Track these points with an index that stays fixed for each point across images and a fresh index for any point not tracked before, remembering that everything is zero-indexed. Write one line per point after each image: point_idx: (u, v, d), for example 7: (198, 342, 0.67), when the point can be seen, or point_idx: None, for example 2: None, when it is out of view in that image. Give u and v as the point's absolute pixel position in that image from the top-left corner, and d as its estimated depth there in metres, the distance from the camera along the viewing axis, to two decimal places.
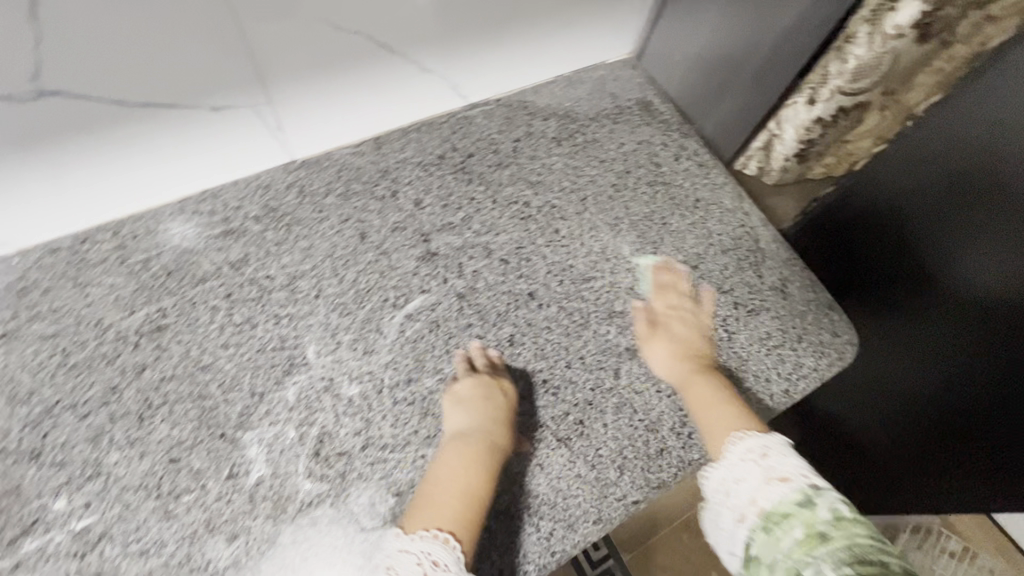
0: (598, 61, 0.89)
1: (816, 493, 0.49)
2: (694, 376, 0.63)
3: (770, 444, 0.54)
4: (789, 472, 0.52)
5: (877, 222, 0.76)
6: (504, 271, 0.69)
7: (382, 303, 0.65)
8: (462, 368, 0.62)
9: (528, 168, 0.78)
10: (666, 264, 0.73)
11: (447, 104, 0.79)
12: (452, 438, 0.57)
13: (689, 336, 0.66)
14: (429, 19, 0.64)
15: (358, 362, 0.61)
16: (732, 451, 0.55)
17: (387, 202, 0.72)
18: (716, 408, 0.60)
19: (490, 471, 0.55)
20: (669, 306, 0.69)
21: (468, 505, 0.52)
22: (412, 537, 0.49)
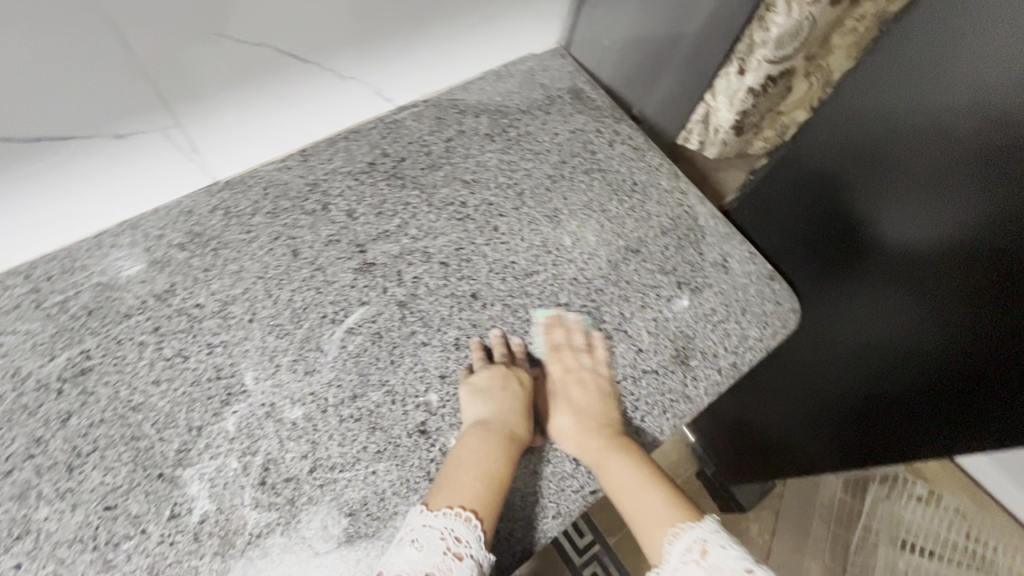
0: (526, 52, 0.88)
1: None
2: (605, 454, 0.60)
3: (706, 538, 0.54)
4: (736, 571, 0.51)
5: (805, 192, 0.77)
6: (445, 275, 0.68)
7: (321, 320, 0.63)
8: (480, 358, 0.63)
9: (463, 167, 0.77)
10: (561, 319, 0.68)
11: (373, 109, 0.77)
12: (474, 425, 0.59)
13: (592, 406, 0.63)
14: (338, 27, 0.62)
15: (299, 384, 0.60)
16: (674, 554, 0.54)
17: (318, 215, 0.70)
18: (644, 494, 0.59)
19: (511, 458, 0.58)
20: (564, 370, 0.66)
21: (490, 488, 0.55)
22: (437, 513, 0.53)
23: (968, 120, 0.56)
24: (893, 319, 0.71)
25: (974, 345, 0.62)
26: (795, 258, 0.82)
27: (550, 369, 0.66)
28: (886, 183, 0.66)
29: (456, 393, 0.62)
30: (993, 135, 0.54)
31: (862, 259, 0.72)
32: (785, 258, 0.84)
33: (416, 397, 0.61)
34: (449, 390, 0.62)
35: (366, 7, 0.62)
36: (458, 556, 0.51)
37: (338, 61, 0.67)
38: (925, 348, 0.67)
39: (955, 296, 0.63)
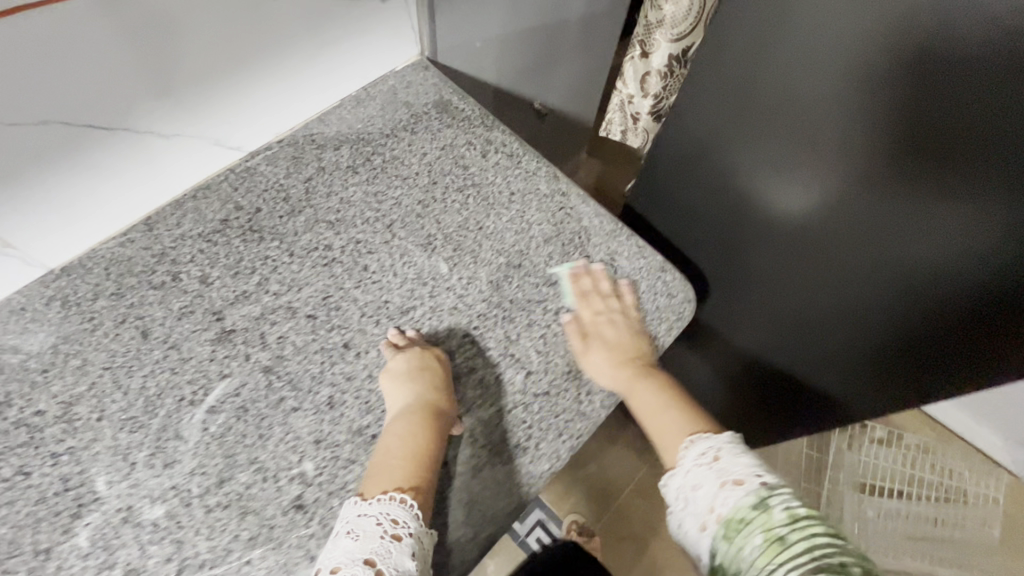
0: (384, 71, 0.83)
1: (769, 491, 0.55)
2: (637, 382, 0.66)
3: (721, 446, 0.61)
4: (743, 474, 0.57)
5: (688, 177, 0.73)
6: (312, 329, 0.64)
7: (178, 403, 0.59)
8: (391, 351, 0.62)
9: (325, 207, 0.72)
10: (583, 268, 0.71)
11: (220, 160, 0.72)
12: (398, 411, 0.59)
13: (622, 341, 0.67)
14: (131, 80, 0.57)
15: (158, 480, 0.55)
16: (686, 459, 0.61)
17: (167, 287, 0.65)
18: (669, 411, 0.66)
19: (437, 435, 0.58)
20: (598, 312, 0.68)
21: (418, 467, 0.55)
22: (370, 501, 0.52)
23: (841, 42, 0.49)
24: (808, 287, 0.69)
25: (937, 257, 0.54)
26: (697, 231, 0.79)
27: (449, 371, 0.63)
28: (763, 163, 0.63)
29: (333, 456, 0.58)
30: (852, 104, 0.52)
31: (760, 236, 0.70)
32: (699, 228, 0.77)
33: (290, 469, 0.57)
34: (326, 455, 0.58)
35: (162, 56, 0.57)
36: (396, 536, 0.50)
37: (151, 118, 0.61)
38: (858, 291, 0.64)
39: (859, 259, 0.61)
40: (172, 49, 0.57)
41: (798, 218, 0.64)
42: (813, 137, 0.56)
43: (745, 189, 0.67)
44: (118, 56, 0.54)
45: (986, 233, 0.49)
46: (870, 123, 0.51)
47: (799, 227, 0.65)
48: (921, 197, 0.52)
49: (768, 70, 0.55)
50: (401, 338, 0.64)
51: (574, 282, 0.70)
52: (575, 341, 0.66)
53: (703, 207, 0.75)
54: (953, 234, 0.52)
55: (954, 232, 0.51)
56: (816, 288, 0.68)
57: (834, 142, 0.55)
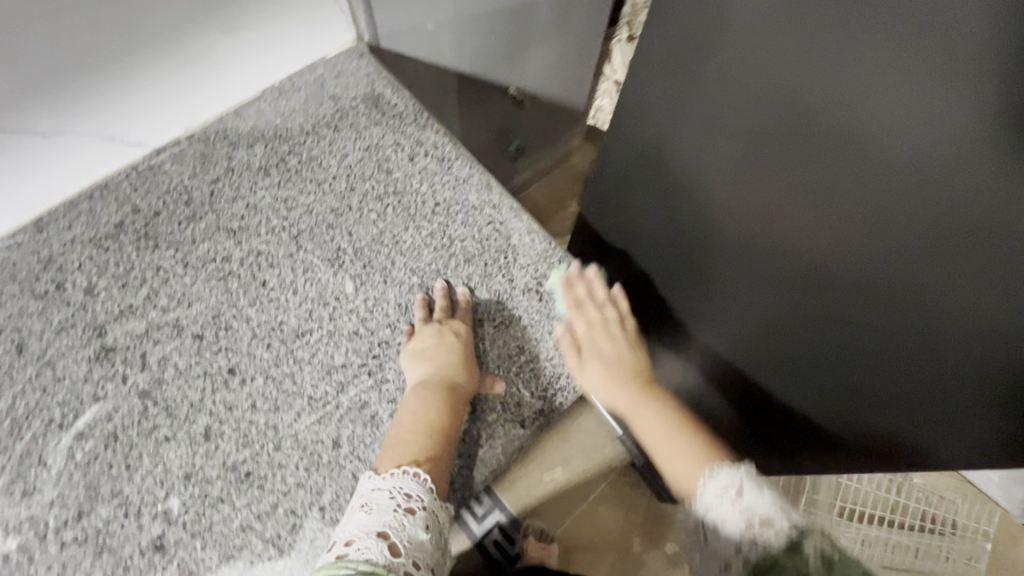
0: (314, 58, 0.76)
1: (801, 536, 0.43)
2: (639, 403, 0.60)
3: (745, 479, 0.48)
4: (769, 512, 0.45)
5: (627, 198, 0.63)
6: (197, 350, 0.59)
7: (46, 426, 0.55)
8: (422, 316, 0.62)
9: (228, 213, 0.66)
10: (576, 272, 0.65)
11: (120, 157, 0.67)
12: (415, 386, 0.58)
13: (614, 354, 0.63)
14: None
15: (15, 509, 0.52)
16: (705, 492, 0.49)
17: (50, 297, 0.61)
18: (677, 439, 0.56)
19: (451, 410, 0.57)
20: (590, 324, 0.63)
21: (428, 441, 0.55)
22: (383, 476, 0.52)
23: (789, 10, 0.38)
24: (742, 337, 0.56)
25: (930, 301, 0.38)
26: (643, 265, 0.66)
27: (472, 343, 0.63)
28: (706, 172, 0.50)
29: (201, 494, 0.54)
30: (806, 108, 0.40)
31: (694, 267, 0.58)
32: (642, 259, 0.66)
33: (154, 505, 0.53)
34: (193, 492, 0.54)
35: (31, 53, 0.51)
36: (410, 510, 0.50)
37: (30, 117, 0.56)
38: (827, 353, 0.47)
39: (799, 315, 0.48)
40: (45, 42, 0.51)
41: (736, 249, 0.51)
42: (766, 145, 0.44)
43: (682, 203, 0.55)
44: None
45: (953, 312, 0.37)
46: (845, 132, 0.38)
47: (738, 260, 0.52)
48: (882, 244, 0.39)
49: (735, 48, 0.43)
50: (444, 300, 0.64)
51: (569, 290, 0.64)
52: (570, 358, 0.62)
53: (648, 234, 0.62)
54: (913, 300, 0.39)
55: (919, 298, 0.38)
56: (772, 343, 0.53)
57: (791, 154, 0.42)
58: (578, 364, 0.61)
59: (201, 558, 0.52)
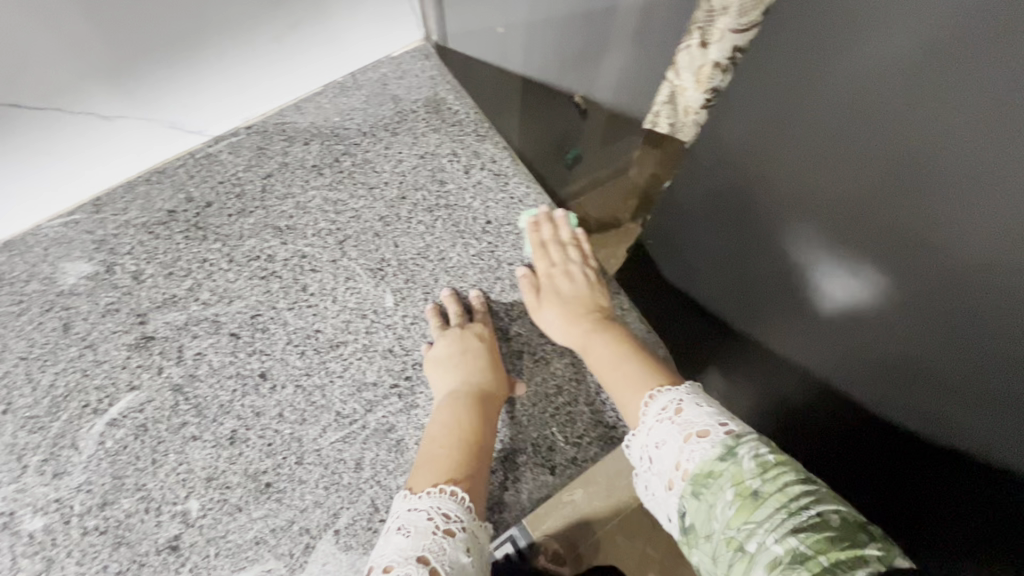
0: (379, 56, 0.73)
1: (736, 439, 0.40)
2: (593, 335, 0.56)
3: (683, 397, 0.45)
4: (706, 424, 0.42)
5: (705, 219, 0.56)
6: (232, 350, 0.59)
7: (82, 410, 0.56)
8: (438, 325, 0.60)
9: (277, 211, 0.65)
10: (546, 214, 0.65)
11: (178, 143, 0.66)
12: (444, 398, 0.55)
13: (577, 291, 0.61)
14: (67, 56, 0.50)
15: (45, 489, 0.53)
16: (650, 413, 0.46)
17: (100, 279, 0.61)
18: (624, 365, 0.52)
19: (484, 418, 0.54)
20: (552, 264, 0.63)
21: (465, 453, 0.50)
22: (421, 496, 0.47)
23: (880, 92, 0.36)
24: (829, 358, 0.46)
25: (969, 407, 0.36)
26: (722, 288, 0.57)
27: (496, 348, 0.60)
28: (781, 202, 0.46)
29: (220, 499, 0.53)
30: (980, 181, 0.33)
31: (762, 276, 0.51)
32: (707, 277, 0.58)
33: (174, 505, 0.53)
34: (212, 496, 0.53)
35: (106, 35, 0.51)
36: (450, 533, 0.44)
37: (90, 100, 0.55)
38: (935, 450, 0.39)
39: (818, 340, 0.47)
40: (102, 27, 0.50)
41: (812, 259, 0.45)
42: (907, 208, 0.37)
43: (785, 212, 0.46)
44: (38, 36, 0.47)
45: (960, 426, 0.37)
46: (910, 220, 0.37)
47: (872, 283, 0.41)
48: (868, 283, 0.41)
49: (872, 96, 0.37)
50: (456, 305, 0.61)
51: (535, 232, 0.64)
52: (528, 296, 0.61)
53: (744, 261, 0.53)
54: (891, 346, 0.41)
55: (906, 341, 0.39)
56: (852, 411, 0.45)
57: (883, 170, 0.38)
58: (536, 306, 0.60)
59: (214, 565, 0.51)
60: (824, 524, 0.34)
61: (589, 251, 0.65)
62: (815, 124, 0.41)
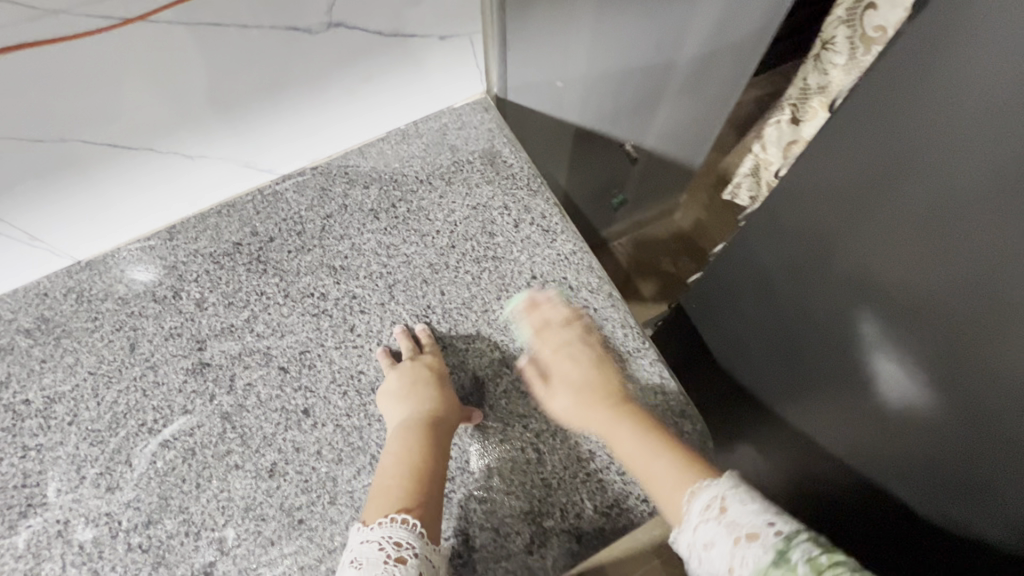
0: (440, 107, 0.77)
1: (787, 542, 0.40)
2: (617, 421, 0.56)
3: (726, 494, 0.46)
4: (754, 525, 0.42)
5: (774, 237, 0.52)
6: (280, 383, 0.61)
7: (138, 428, 0.59)
8: (388, 363, 0.62)
9: (333, 250, 0.68)
10: (539, 297, 0.65)
11: (250, 180, 0.71)
12: (396, 428, 0.58)
13: (586, 370, 0.61)
14: (167, 106, 0.55)
15: (98, 501, 0.56)
16: (692, 513, 0.47)
17: (166, 303, 0.65)
18: (657, 461, 0.52)
19: (434, 443, 0.56)
20: (553, 347, 0.62)
21: (413, 481, 0.53)
22: (372, 527, 0.50)
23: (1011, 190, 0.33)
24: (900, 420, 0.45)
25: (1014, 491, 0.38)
26: (772, 304, 0.56)
27: (446, 378, 0.62)
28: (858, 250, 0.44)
29: (255, 530, 0.55)
30: None
31: (832, 334, 0.50)
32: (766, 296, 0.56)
33: (211, 531, 0.55)
34: (248, 527, 0.55)
35: (199, 87, 0.55)
36: (400, 560, 0.48)
37: (180, 140, 0.60)
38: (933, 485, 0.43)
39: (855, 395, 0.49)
40: (199, 80, 0.55)
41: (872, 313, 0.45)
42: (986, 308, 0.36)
43: (858, 259, 0.45)
44: (144, 87, 0.52)
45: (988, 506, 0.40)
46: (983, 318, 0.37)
47: (922, 371, 0.42)
48: (914, 368, 0.42)
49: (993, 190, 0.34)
50: (405, 338, 0.63)
51: (531, 315, 0.65)
52: (539, 390, 0.61)
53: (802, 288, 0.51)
54: (932, 432, 0.42)
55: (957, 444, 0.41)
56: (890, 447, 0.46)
57: (922, 278, 0.39)
58: (555, 398, 0.60)
59: None
60: None
61: (589, 321, 0.65)
62: (897, 219, 0.40)
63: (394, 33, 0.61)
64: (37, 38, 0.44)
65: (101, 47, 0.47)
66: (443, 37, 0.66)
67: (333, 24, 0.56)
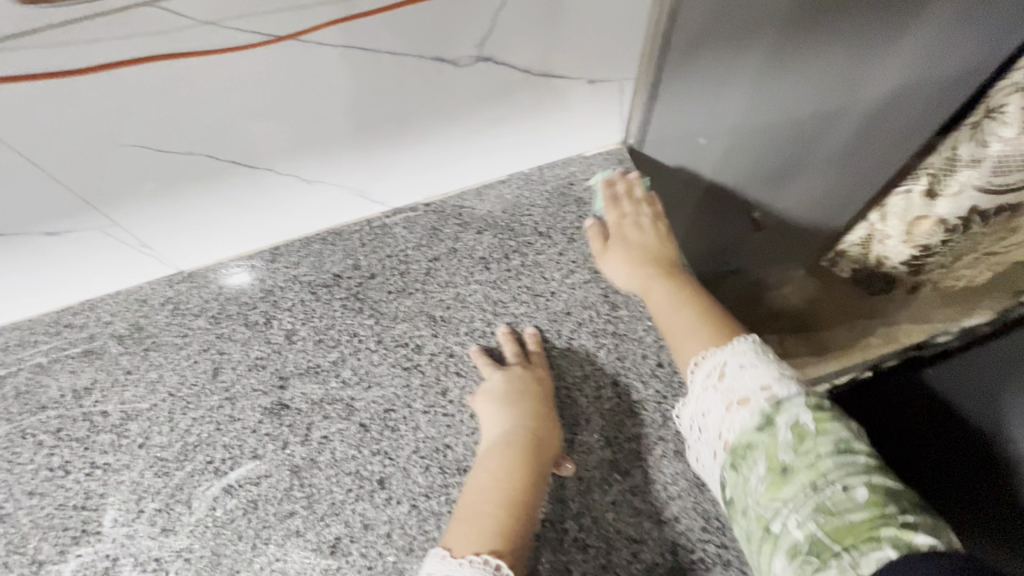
0: (571, 153, 0.69)
1: (777, 408, 0.41)
2: (654, 279, 0.58)
3: (729, 360, 0.46)
4: (749, 393, 0.43)
5: None
6: (358, 443, 0.54)
7: (204, 467, 0.54)
8: (488, 367, 0.57)
9: (436, 298, 0.62)
10: (620, 175, 0.68)
11: (359, 211, 0.66)
12: (492, 441, 0.52)
13: (648, 243, 0.62)
14: (290, 126, 0.51)
15: (151, 543, 0.52)
16: (699, 376, 0.48)
17: (257, 330, 0.61)
18: (680, 310, 0.54)
19: (533, 467, 0.49)
20: (620, 216, 0.65)
21: (509, 513, 0.47)
22: (460, 562, 0.43)
23: None
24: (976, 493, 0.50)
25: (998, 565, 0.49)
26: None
27: (546, 390, 0.56)
28: None
29: None
30: None
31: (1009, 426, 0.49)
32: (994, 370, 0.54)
33: None
34: None
35: (326, 108, 0.50)
36: None
37: (299, 163, 0.56)
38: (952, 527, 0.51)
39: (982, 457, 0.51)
40: (328, 102, 0.50)
41: None
42: None
43: None
44: (275, 104, 0.48)
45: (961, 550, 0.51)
46: None
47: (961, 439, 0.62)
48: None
49: None
50: (510, 345, 0.58)
51: (607, 189, 0.67)
52: (596, 246, 0.64)
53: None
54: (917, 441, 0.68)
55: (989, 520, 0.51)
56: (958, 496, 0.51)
57: None
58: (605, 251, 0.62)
59: None
60: (841, 519, 0.35)
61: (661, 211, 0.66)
62: None
63: (542, 72, 0.55)
64: (190, 48, 0.41)
65: (248, 62, 0.43)
66: (592, 81, 0.59)
67: (481, 57, 0.51)
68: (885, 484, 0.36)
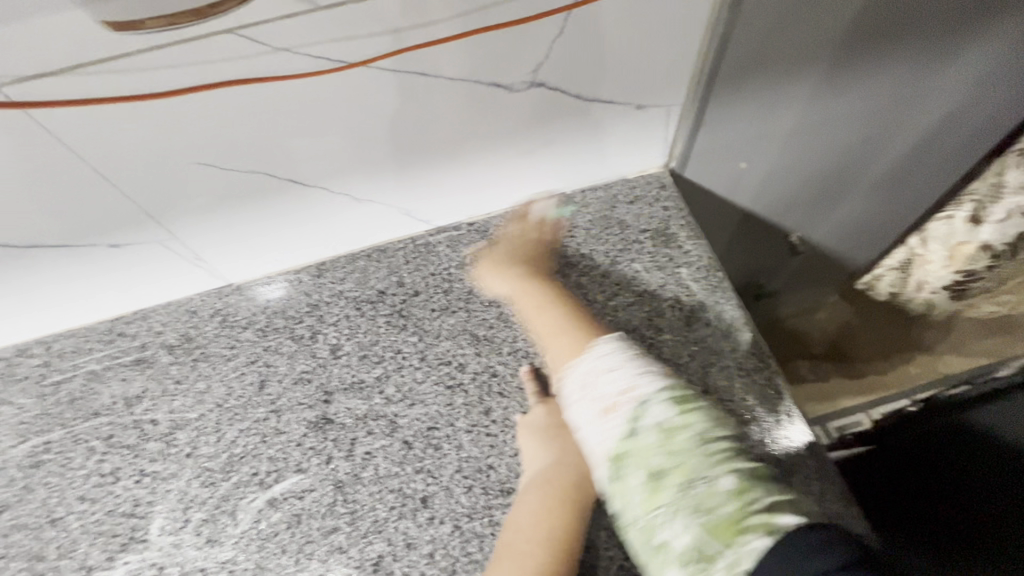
0: (614, 176, 0.70)
1: (640, 408, 0.43)
2: (521, 283, 0.62)
3: (591, 367, 0.48)
4: (614, 397, 0.45)
5: None
6: (402, 460, 0.55)
7: (249, 479, 0.55)
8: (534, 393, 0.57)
9: (479, 318, 0.62)
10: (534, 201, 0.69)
11: (404, 229, 0.67)
12: (531, 477, 0.52)
13: (519, 249, 0.66)
14: (347, 145, 0.52)
15: (197, 553, 0.52)
16: (570, 388, 0.49)
17: (303, 344, 0.62)
18: (551, 315, 0.58)
19: (574, 505, 0.49)
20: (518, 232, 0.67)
21: (551, 552, 0.47)
22: None
23: None
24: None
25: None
26: None
27: None
28: None
29: None
30: None
31: None
32: None
33: None
34: None
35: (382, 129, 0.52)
36: None
37: (352, 182, 0.57)
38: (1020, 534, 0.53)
39: None
40: (384, 123, 0.51)
41: None
42: None
43: None
44: (335, 125, 0.49)
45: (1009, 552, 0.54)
46: None
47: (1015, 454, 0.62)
48: None
49: None
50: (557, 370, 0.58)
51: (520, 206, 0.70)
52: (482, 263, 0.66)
53: None
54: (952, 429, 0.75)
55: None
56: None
57: None
58: (482, 261, 0.66)
59: None
60: (717, 515, 0.37)
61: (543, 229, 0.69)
62: None
63: (590, 97, 0.56)
64: (264, 72, 0.42)
65: (315, 85, 0.45)
66: (640, 106, 0.60)
67: (535, 83, 0.52)
68: (739, 469, 0.40)
